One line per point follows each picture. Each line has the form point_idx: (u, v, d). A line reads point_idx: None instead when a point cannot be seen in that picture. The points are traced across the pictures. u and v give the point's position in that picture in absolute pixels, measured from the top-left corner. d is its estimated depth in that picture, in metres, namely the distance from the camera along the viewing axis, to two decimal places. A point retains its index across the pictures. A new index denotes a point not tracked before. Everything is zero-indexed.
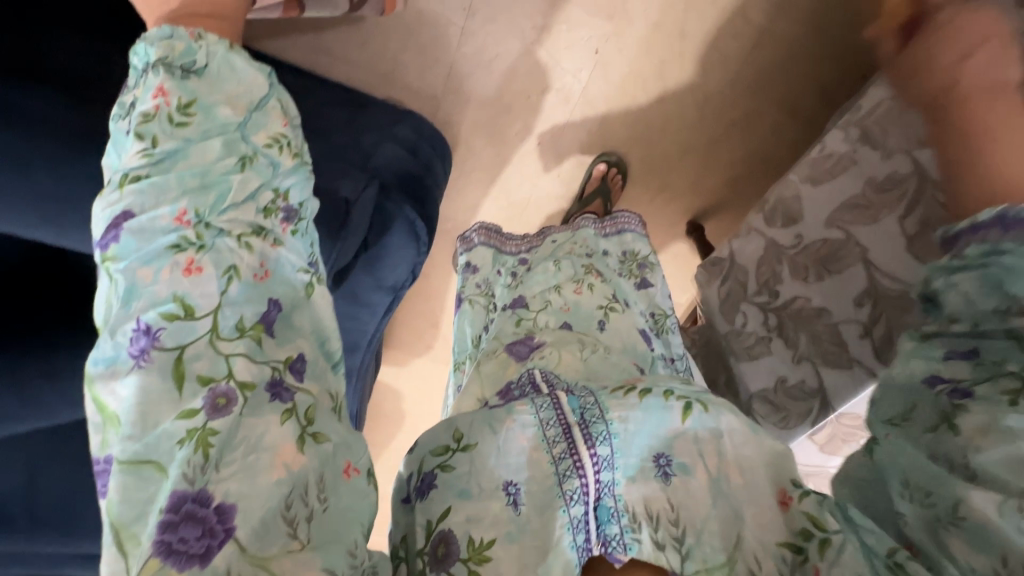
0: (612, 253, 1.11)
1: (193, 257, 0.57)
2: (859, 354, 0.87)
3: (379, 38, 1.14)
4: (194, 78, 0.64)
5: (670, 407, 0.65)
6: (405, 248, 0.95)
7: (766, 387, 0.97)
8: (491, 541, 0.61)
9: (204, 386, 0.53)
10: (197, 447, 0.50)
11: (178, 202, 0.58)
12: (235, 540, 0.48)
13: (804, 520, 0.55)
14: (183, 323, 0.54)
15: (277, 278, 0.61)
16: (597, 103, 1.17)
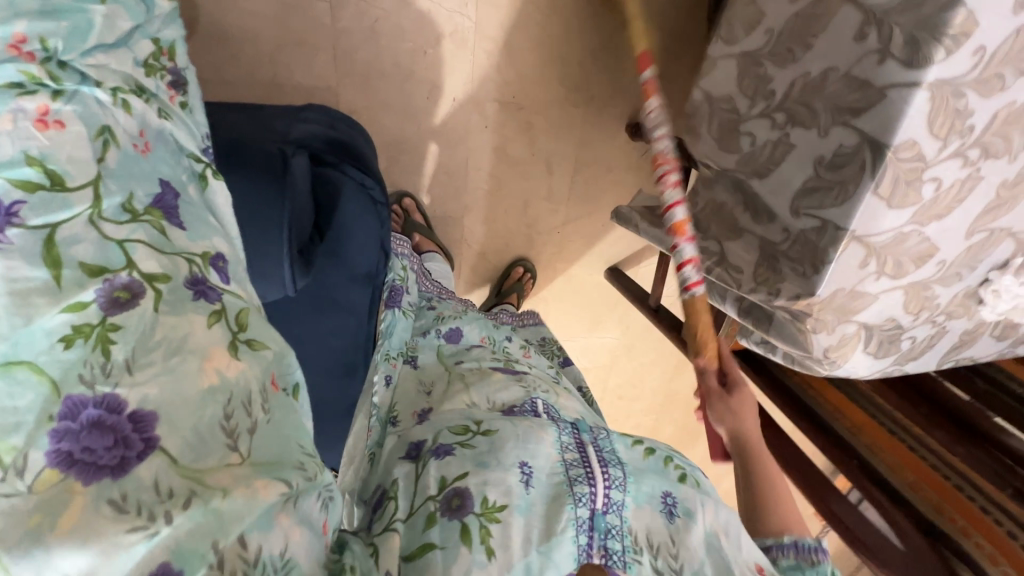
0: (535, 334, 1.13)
1: (48, 106, 0.43)
2: (886, 78, 0.54)
3: (241, 39, 0.96)
4: None
5: (670, 469, 0.66)
6: (364, 215, 0.73)
7: (807, 180, 0.64)
8: (502, 504, 0.58)
9: (94, 277, 0.39)
10: (95, 345, 0.37)
11: (14, 25, 0.43)
12: (162, 452, 0.37)
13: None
14: (52, 195, 0.40)
15: (162, 151, 0.49)
16: (495, 36, 1.08)
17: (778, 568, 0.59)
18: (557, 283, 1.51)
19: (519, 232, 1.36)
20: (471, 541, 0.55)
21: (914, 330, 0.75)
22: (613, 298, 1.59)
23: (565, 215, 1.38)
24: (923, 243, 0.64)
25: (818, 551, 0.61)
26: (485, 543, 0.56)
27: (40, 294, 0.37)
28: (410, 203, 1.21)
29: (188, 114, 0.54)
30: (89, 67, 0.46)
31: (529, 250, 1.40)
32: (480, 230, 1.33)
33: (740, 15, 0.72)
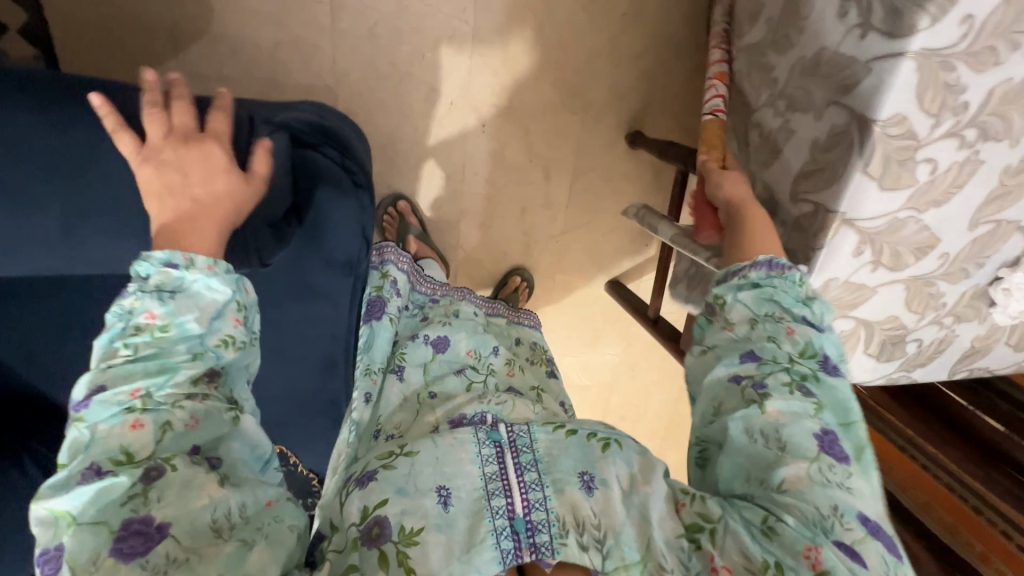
0: (523, 343, 1.07)
1: (139, 419, 0.47)
2: (871, 53, 0.52)
3: (245, 38, 1.00)
4: (171, 293, 0.51)
5: (591, 446, 0.64)
6: (344, 200, 0.72)
7: (801, 167, 0.61)
8: (421, 527, 0.57)
9: (138, 470, 0.46)
10: (138, 502, 0.45)
11: (134, 383, 0.48)
12: (172, 538, 0.45)
13: (692, 517, 0.56)
14: (125, 459, 0.46)
15: (224, 446, 0.51)
16: (493, 42, 1.10)
17: (783, 335, 0.57)
18: (555, 295, 1.48)
19: (516, 240, 1.35)
20: (386, 563, 0.55)
21: (919, 332, 0.70)
22: (613, 313, 1.55)
23: (563, 224, 1.36)
24: (922, 233, 0.60)
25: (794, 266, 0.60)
26: (403, 565, 0.55)
27: (109, 492, 0.45)
28: (405, 205, 1.20)
29: (249, 430, 0.53)
30: (175, 404, 0.49)
31: (527, 259, 1.38)
32: (477, 236, 1.32)
33: (744, 8, 0.71)
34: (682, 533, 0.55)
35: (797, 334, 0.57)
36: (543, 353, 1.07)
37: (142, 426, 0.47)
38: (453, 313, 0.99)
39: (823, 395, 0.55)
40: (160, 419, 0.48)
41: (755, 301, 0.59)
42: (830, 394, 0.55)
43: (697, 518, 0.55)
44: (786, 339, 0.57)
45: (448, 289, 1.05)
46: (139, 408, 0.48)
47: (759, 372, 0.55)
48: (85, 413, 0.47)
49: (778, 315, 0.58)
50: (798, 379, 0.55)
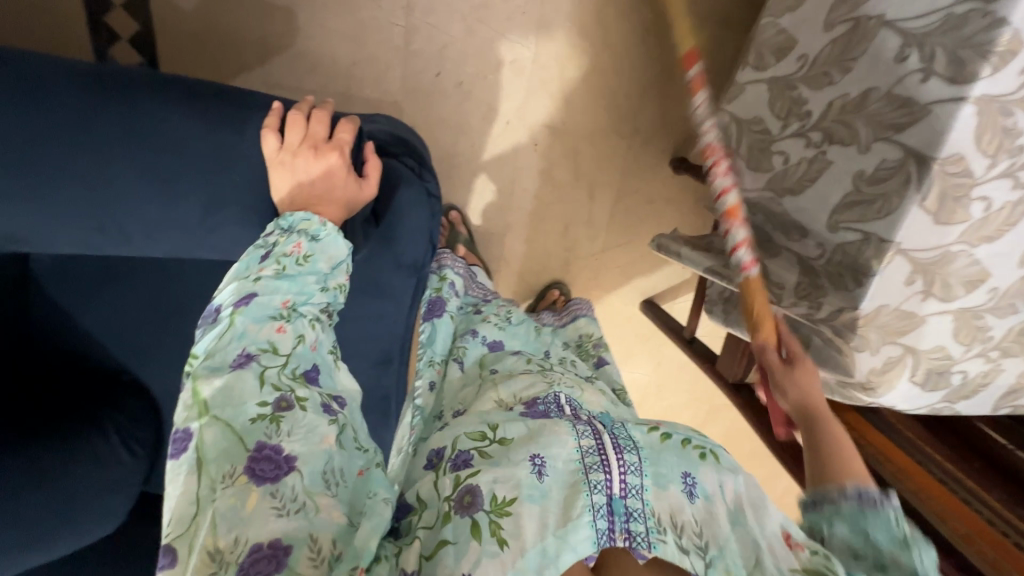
0: (571, 341, 1.19)
1: (282, 329, 0.60)
2: (932, 95, 0.56)
3: (325, 54, 1.08)
4: (315, 240, 0.63)
5: (689, 453, 0.68)
6: (417, 207, 0.79)
7: (844, 196, 0.65)
8: (513, 499, 0.61)
9: (275, 387, 0.58)
10: (271, 419, 0.57)
11: (281, 299, 0.60)
12: (297, 472, 0.57)
13: (809, 564, 0.57)
14: (271, 355, 0.59)
15: (329, 381, 0.65)
16: (551, 67, 1.17)
17: (879, 557, 0.56)
18: None
19: (558, 255, 1.40)
20: (481, 536, 0.59)
21: (965, 364, 0.72)
22: (646, 333, 1.57)
23: (604, 242, 1.41)
24: (972, 267, 0.63)
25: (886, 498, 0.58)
26: (496, 535, 0.59)
27: (252, 394, 0.57)
28: (456, 216, 1.26)
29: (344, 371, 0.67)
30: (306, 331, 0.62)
31: (566, 274, 1.43)
32: (520, 249, 1.37)
33: (770, 43, 0.75)
34: (795, 572, 0.58)
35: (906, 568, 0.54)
36: (589, 344, 1.16)
37: (286, 333, 0.60)
38: (509, 312, 1.06)
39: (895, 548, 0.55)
40: (298, 331, 0.61)
41: (849, 532, 0.58)
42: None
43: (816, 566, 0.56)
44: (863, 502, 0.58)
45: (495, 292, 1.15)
46: (283, 317, 0.61)
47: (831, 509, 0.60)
48: (239, 312, 0.58)
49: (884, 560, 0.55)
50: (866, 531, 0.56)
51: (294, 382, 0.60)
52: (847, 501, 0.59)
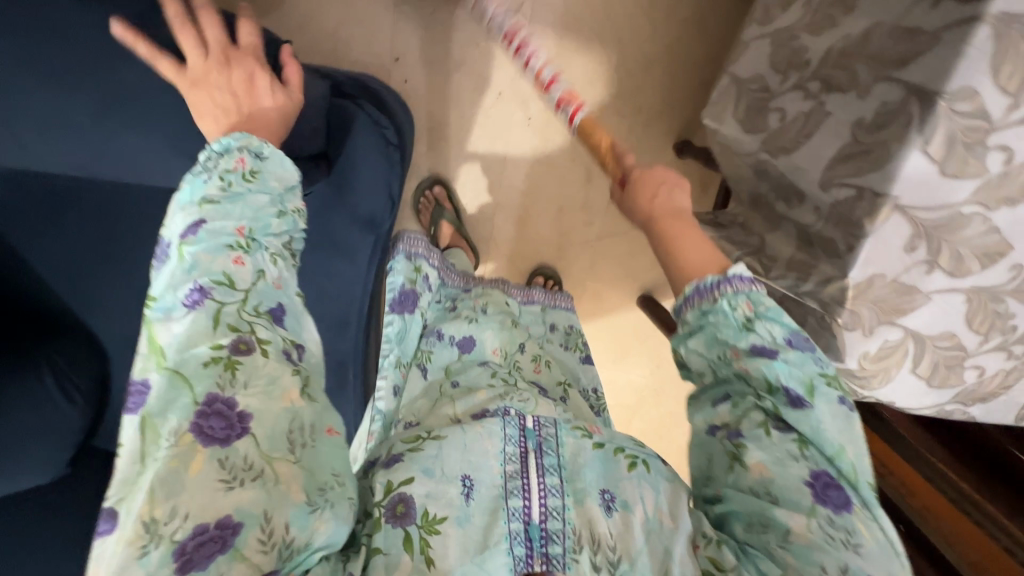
0: (558, 328, 1.08)
1: (241, 259, 0.54)
2: (942, 21, 0.49)
3: (312, 13, 1.06)
4: (267, 158, 0.59)
5: (618, 460, 0.68)
6: (372, 154, 0.75)
7: (841, 149, 0.56)
8: (443, 518, 0.61)
9: (232, 331, 0.51)
10: (224, 367, 0.49)
11: (238, 227, 0.55)
12: (251, 438, 0.48)
13: (705, 561, 0.57)
14: (228, 289, 0.52)
15: (297, 326, 0.57)
16: (547, 37, 1.11)
17: (737, 366, 0.56)
18: (584, 304, 1.43)
19: (550, 241, 1.33)
20: (411, 547, 0.58)
21: (981, 357, 0.62)
22: (644, 330, 1.48)
23: (600, 229, 1.33)
24: (989, 235, 0.53)
25: (727, 280, 0.57)
26: (424, 553, 0.58)
27: (201, 338, 0.49)
28: (440, 191, 1.21)
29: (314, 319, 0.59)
30: (269, 262, 0.56)
31: (558, 262, 1.35)
32: (510, 232, 1.30)
33: None
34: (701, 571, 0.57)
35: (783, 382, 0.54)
36: (578, 335, 1.07)
37: (245, 266, 0.54)
38: (483, 304, 0.98)
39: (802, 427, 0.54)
40: (258, 265, 0.55)
41: (706, 346, 0.58)
42: (809, 431, 0.54)
43: (711, 564, 0.56)
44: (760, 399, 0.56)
45: (476, 280, 1.06)
46: (241, 248, 0.54)
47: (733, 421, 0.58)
48: (185, 245, 0.52)
49: (735, 357, 0.56)
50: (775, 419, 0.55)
51: (256, 321, 0.52)
52: (692, 312, 0.59)
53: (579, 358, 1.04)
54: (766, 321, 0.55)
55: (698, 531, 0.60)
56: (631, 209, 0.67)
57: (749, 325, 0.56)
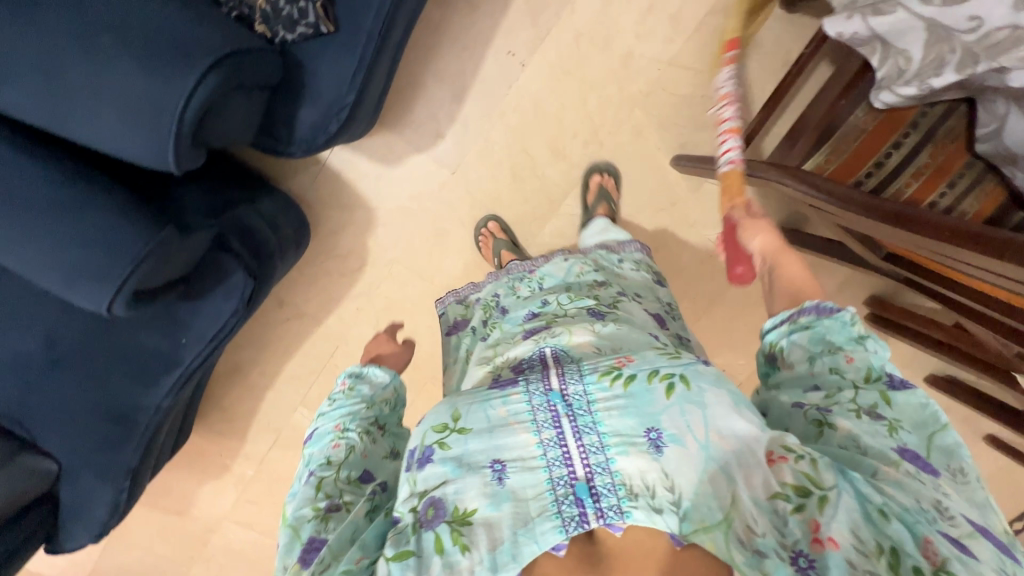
0: (625, 264, 1.12)
1: (337, 440, 0.76)
2: None
3: None
4: (362, 379, 0.83)
5: (654, 388, 0.66)
6: None
7: None
8: (473, 510, 0.62)
9: (314, 522, 0.67)
10: (317, 516, 0.68)
11: (333, 426, 0.78)
12: (328, 544, 0.65)
13: (797, 476, 0.59)
14: (329, 469, 0.73)
15: (354, 462, 0.74)
16: None
17: (840, 360, 0.64)
18: (622, 137, 1.31)
19: (624, 39, 1.24)
20: (443, 548, 0.61)
21: None
22: (663, 201, 1.33)
23: (676, 53, 1.24)
24: None
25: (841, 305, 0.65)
26: (459, 543, 0.60)
27: (304, 503, 0.69)
28: (495, 226, 1.33)
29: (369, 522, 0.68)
30: (359, 436, 0.76)
31: (622, 70, 1.26)
32: (592, 6, 1.22)
33: None
34: (776, 494, 0.59)
35: (855, 363, 0.64)
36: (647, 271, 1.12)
37: (340, 446, 0.75)
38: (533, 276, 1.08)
39: (900, 406, 0.61)
40: (349, 443, 0.76)
41: (811, 342, 0.66)
42: (903, 407, 0.61)
43: (805, 480, 0.59)
44: (848, 366, 0.64)
45: (544, 259, 1.14)
46: (335, 437, 0.76)
47: (822, 399, 0.64)
48: (310, 458, 0.75)
49: (837, 351, 0.65)
50: (866, 406, 0.62)
51: (346, 487, 0.72)
52: (807, 317, 0.66)
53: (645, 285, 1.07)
54: (876, 341, 0.64)
55: (779, 443, 0.62)
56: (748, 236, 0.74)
57: (860, 338, 0.65)
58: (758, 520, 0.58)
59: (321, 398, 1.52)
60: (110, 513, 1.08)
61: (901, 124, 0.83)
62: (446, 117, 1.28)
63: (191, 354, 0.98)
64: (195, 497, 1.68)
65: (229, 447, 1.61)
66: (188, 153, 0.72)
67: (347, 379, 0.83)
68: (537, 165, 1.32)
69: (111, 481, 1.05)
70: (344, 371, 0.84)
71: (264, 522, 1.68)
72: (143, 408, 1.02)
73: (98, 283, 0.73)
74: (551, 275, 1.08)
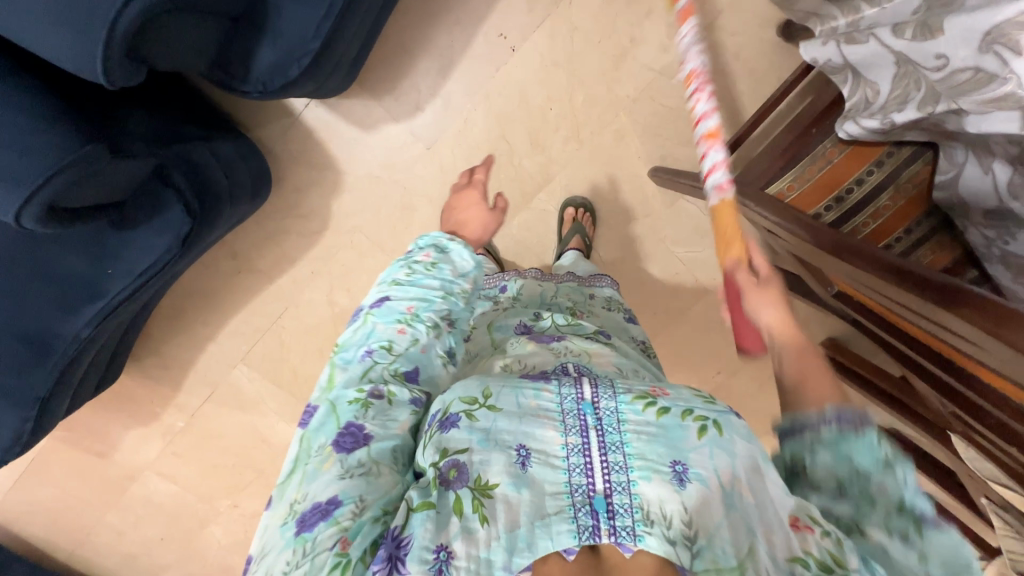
0: (597, 296, 1.12)
1: (404, 326, 0.79)
2: None
3: None
4: (440, 261, 0.89)
5: (687, 425, 0.61)
6: None
7: None
8: (496, 486, 0.59)
9: (359, 412, 0.68)
10: (361, 405, 0.68)
11: (407, 302, 0.81)
12: (366, 447, 0.65)
13: (820, 551, 0.52)
14: (385, 351, 0.76)
15: (411, 356, 0.76)
16: None
17: (868, 486, 0.52)
18: (602, 139, 1.30)
19: (618, 40, 1.22)
20: (463, 512, 0.57)
21: None
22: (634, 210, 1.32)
23: (669, 63, 1.23)
24: None
25: (867, 418, 0.53)
26: (478, 512, 0.57)
27: (353, 383, 0.71)
28: None
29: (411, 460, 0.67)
30: (425, 328, 0.79)
31: (611, 72, 1.24)
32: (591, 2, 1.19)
33: None
34: (795, 557, 0.53)
35: (890, 491, 0.51)
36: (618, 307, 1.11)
37: (404, 334, 0.78)
38: (524, 297, 1.09)
39: (932, 546, 0.49)
40: (414, 333, 0.78)
41: (834, 460, 0.53)
42: (942, 553, 0.48)
43: (831, 559, 0.52)
44: (880, 492, 0.51)
45: (541, 277, 1.17)
46: (404, 321, 0.79)
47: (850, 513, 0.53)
48: (370, 321, 0.80)
49: (863, 475, 0.52)
50: (898, 532, 0.50)
51: (393, 378, 0.73)
52: (827, 426, 0.54)
53: (624, 317, 1.07)
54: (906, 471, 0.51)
55: (808, 512, 0.54)
56: (754, 312, 0.59)
57: (887, 464, 0.52)
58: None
59: (264, 354, 1.49)
60: (12, 440, 1.05)
61: (864, 161, 0.82)
62: (428, 90, 1.25)
63: (118, 287, 0.94)
64: (118, 441, 1.62)
65: (160, 395, 1.55)
66: (121, 70, 0.69)
67: (426, 248, 0.91)
68: (514, 154, 1.30)
69: (16, 407, 1.01)
70: (421, 242, 0.91)
71: (188, 473, 1.66)
72: (60, 335, 0.97)
73: (8, 189, 0.69)
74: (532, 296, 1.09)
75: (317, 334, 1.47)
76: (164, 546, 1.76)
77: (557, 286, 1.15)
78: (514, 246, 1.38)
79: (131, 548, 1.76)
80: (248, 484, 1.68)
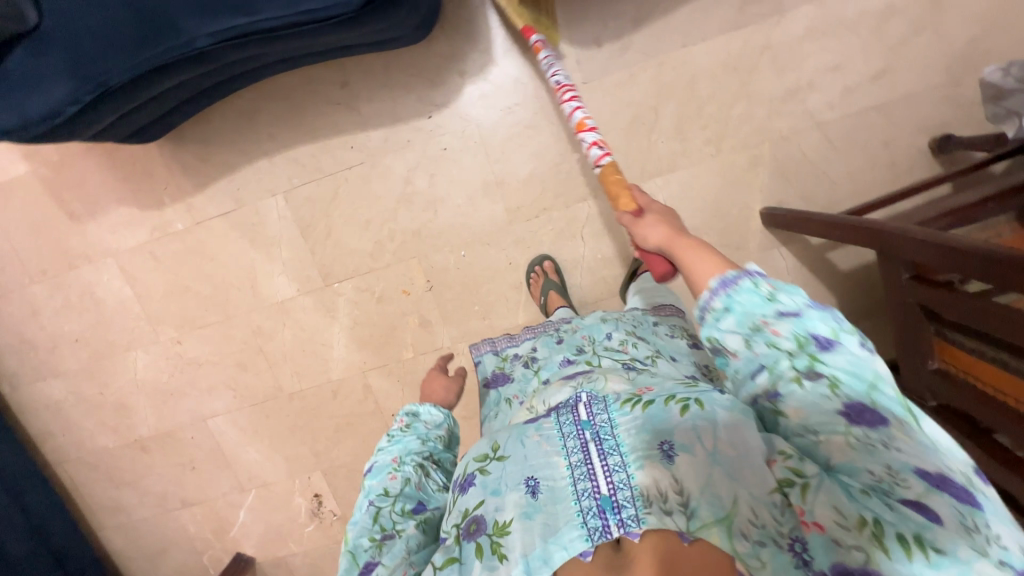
0: (662, 324, 1.06)
1: (395, 472, 0.73)
2: None
3: None
4: (415, 417, 0.81)
5: (669, 409, 0.64)
6: None
7: None
8: (509, 521, 0.62)
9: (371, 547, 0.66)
10: (372, 541, 0.66)
11: (394, 451, 0.76)
12: (380, 567, 0.65)
13: (784, 471, 0.54)
14: (386, 496, 0.70)
15: (410, 492, 0.71)
16: None
17: (767, 336, 0.53)
18: (738, 160, 1.31)
19: (798, 78, 1.26)
20: (483, 555, 0.62)
21: None
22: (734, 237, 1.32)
23: (828, 120, 1.28)
24: None
25: (742, 273, 0.57)
26: (496, 552, 0.61)
27: (361, 534, 0.67)
28: (549, 267, 1.37)
29: (417, 553, 0.67)
30: (417, 469, 0.74)
31: (777, 103, 1.27)
32: (794, 33, 1.24)
33: None
34: (773, 488, 0.55)
35: (782, 332, 0.52)
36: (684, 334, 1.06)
37: (397, 477, 0.72)
38: (579, 330, 1.04)
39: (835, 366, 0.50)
40: (406, 475, 0.73)
41: (736, 324, 0.55)
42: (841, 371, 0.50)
43: (790, 473, 0.53)
44: (778, 338, 0.52)
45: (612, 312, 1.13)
46: (393, 466, 0.73)
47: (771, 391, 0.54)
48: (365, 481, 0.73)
49: (759, 324, 0.54)
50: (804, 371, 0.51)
51: (400, 518, 0.69)
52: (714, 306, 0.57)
53: (687, 342, 1.02)
54: (789, 298, 0.54)
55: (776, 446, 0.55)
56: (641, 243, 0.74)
57: (771, 299, 0.54)
58: (756, 512, 0.55)
59: (311, 198, 1.38)
60: (44, 117, 0.91)
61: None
62: (613, 31, 1.25)
63: (270, 12, 0.86)
64: (102, 211, 1.42)
65: (177, 186, 1.40)
66: None
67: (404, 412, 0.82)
68: (655, 128, 1.30)
69: (74, 81, 0.88)
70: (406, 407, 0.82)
71: (151, 282, 1.47)
72: (175, 28, 0.86)
73: None
74: (590, 325, 1.04)
75: (373, 204, 1.38)
76: (75, 347, 1.54)
77: (623, 313, 1.11)
78: (607, 214, 1.35)
79: (36, 335, 1.53)
80: (207, 324, 1.50)
